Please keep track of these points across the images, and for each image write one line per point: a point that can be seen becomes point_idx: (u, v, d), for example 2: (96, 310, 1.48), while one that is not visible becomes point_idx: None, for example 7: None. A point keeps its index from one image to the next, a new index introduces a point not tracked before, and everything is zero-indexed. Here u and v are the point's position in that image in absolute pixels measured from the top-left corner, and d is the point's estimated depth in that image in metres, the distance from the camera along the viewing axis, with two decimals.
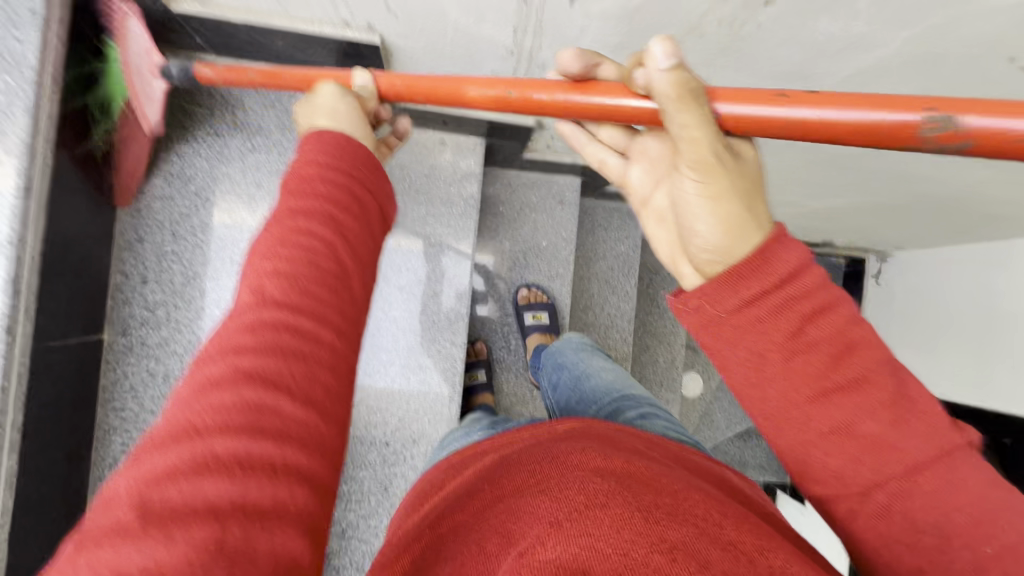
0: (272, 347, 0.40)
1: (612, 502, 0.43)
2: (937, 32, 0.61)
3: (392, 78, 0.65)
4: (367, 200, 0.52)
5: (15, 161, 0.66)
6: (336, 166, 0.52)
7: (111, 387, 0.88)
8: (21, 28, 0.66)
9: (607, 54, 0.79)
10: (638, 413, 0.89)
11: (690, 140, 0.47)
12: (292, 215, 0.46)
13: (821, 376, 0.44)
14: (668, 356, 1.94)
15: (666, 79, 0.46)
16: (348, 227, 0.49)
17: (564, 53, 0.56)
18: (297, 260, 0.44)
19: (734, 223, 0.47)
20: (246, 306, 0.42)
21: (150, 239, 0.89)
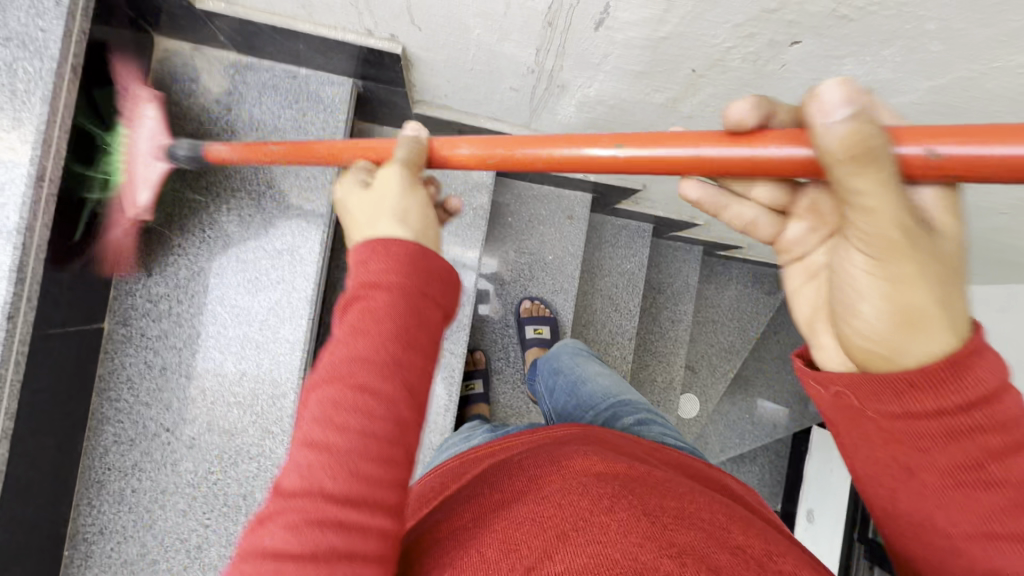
0: (320, 522, 0.38)
1: (614, 506, 0.44)
2: (960, 85, 0.60)
3: (453, 145, 0.57)
4: (439, 296, 0.47)
5: (30, 150, 0.66)
6: (398, 276, 0.45)
7: (108, 376, 0.88)
8: (45, 18, 0.67)
9: (627, 80, 0.79)
10: (635, 420, 0.88)
11: (871, 211, 0.34)
12: (357, 341, 0.42)
13: (995, 516, 0.38)
14: (666, 377, 1.93)
15: (833, 138, 0.33)
16: (414, 341, 0.44)
17: (732, 102, 0.43)
18: (359, 397, 0.41)
19: (919, 316, 0.35)
20: (315, 417, 0.41)
21: (158, 231, 0.89)
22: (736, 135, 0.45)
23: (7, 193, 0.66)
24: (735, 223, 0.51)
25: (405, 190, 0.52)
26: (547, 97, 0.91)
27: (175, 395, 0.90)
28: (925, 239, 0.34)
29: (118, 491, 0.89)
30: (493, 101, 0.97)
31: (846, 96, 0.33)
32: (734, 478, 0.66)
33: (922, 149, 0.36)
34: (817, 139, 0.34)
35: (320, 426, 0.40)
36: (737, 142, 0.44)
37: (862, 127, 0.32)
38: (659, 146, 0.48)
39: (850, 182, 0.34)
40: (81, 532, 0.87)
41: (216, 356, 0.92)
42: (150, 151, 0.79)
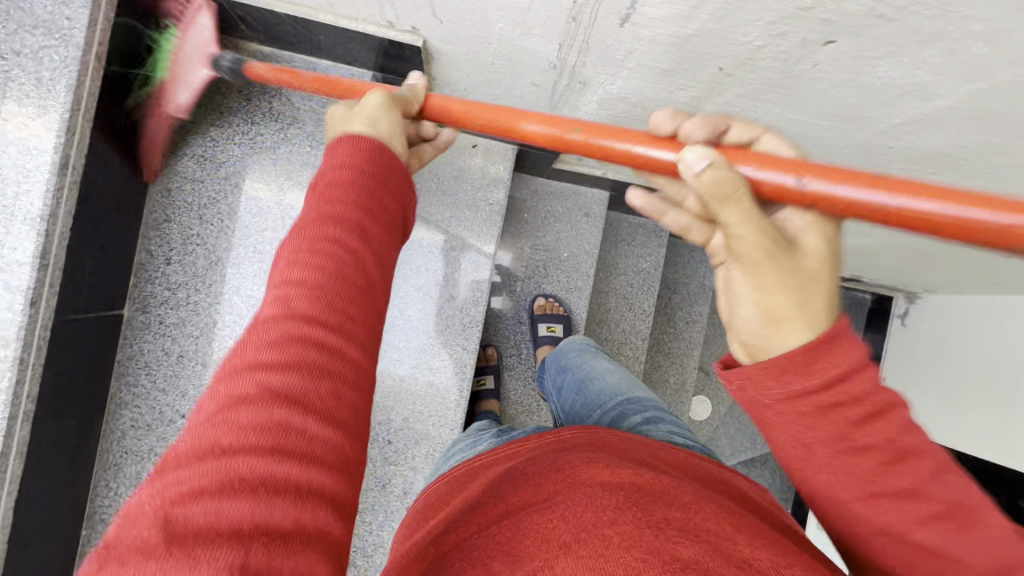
0: (269, 417, 0.36)
1: (620, 517, 0.43)
2: (1005, 89, 0.57)
3: (447, 101, 0.62)
4: (387, 224, 0.49)
5: (55, 138, 0.67)
6: (347, 198, 0.47)
7: (127, 362, 0.89)
8: (71, 6, 0.67)
9: (651, 78, 0.77)
10: (642, 419, 0.87)
11: (739, 236, 0.45)
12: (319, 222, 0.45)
13: (873, 474, 0.42)
14: (679, 378, 1.91)
15: (702, 179, 0.46)
16: (374, 228, 0.47)
17: (658, 112, 0.55)
18: (319, 259, 0.43)
19: (777, 314, 0.44)
20: (267, 316, 0.41)
21: (177, 221, 0.90)
22: (663, 140, 0.54)
23: (32, 180, 0.67)
24: (675, 226, 0.59)
25: (383, 108, 0.56)
26: (568, 93, 0.90)
27: (191, 383, 0.92)
28: (786, 260, 0.44)
29: (134, 474, 0.90)
30: (512, 96, 0.95)
31: (705, 155, 0.47)
32: (748, 480, 0.64)
33: (771, 176, 0.48)
34: (695, 181, 0.47)
35: (266, 324, 0.40)
36: (659, 145, 0.54)
37: (719, 171, 0.45)
38: (614, 139, 0.55)
39: (727, 217, 0.45)
40: (98, 513, 0.89)
41: (232, 347, 0.93)
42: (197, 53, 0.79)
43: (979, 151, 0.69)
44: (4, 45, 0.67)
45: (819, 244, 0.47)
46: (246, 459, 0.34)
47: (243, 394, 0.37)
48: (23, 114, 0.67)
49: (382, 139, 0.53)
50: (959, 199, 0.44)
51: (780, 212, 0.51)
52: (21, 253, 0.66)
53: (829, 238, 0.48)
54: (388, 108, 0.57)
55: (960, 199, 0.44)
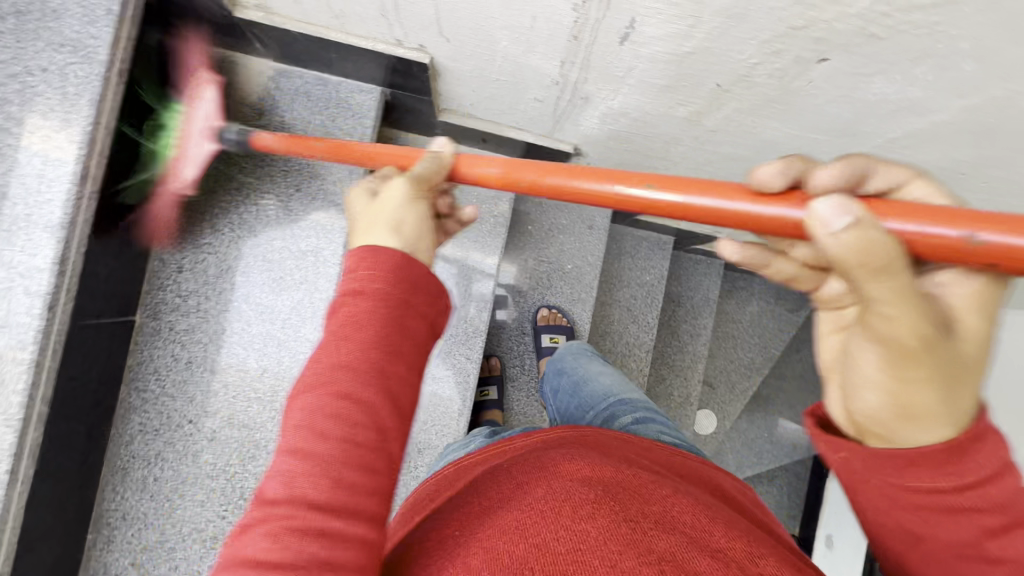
0: (335, 435, 0.43)
1: (598, 513, 0.44)
2: (995, 104, 0.58)
3: (476, 165, 0.57)
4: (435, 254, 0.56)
5: (76, 149, 0.70)
6: (408, 235, 0.53)
7: (137, 367, 0.91)
8: (97, 25, 0.70)
9: (651, 93, 0.79)
10: (632, 419, 0.88)
11: (890, 320, 0.37)
12: (361, 295, 0.48)
13: (973, 542, 0.41)
14: (683, 392, 1.91)
15: (841, 242, 0.36)
16: (412, 297, 0.50)
17: (762, 165, 0.44)
18: (367, 341, 0.46)
19: (915, 413, 0.40)
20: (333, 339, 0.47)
21: (189, 229, 0.92)
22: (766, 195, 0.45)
23: (53, 190, 0.69)
24: (784, 275, 0.48)
25: (408, 202, 0.55)
26: (571, 108, 0.92)
27: (199, 388, 0.93)
28: (937, 353, 0.37)
29: (141, 478, 0.91)
30: (517, 111, 0.98)
31: (847, 208, 0.36)
32: (731, 477, 0.65)
33: (916, 228, 0.38)
34: (827, 245, 0.37)
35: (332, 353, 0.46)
36: (774, 203, 0.44)
37: (864, 233, 0.35)
38: (695, 193, 0.47)
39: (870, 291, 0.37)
40: (104, 516, 0.90)
41: (239, 352, 0.95)
42: (201, 129, 0.77)
43: (975, 165, 0.70)
44: (30, 62, 0.70)
45: (980, 323, 0.39)
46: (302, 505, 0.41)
47: (318, 400, 0.44)
48: (48, 127, 0.70)
49: (408, 251, 0.53)
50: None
51: (934, 271, 0.41)
52: (41, 259, 0.69)
53: (988, 308, 0.40)
54: (413, 205, 0.55)
55: None
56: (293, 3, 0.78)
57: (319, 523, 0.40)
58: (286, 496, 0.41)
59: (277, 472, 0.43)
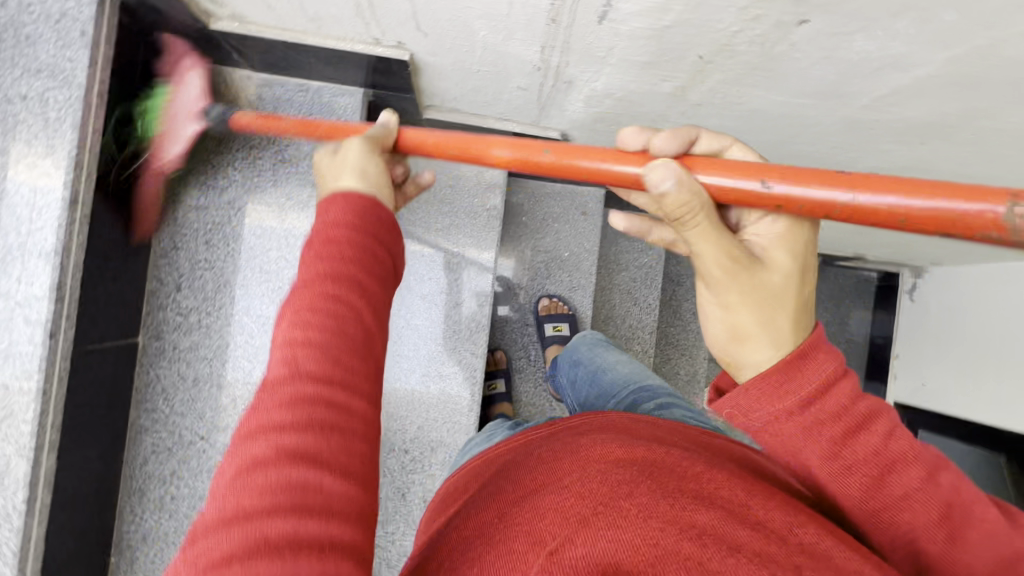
0: (306, 399, 0.42)
1: (635, 491, 0.44)
2: (981, 53, 0.58)
3: (415, 135, 0.67)
4: (386, 232, 0.55)
5: (63, 174, 0.69)
6: (352, 218, 0.53)
7: (144, 389, 0.91)
8: (72, 48, 0.70)
9: (634, 71, 0.79)
10: (656, 404, 0.87)
11: (701, 257, 0.48)
12: (317, 280, 0.48)
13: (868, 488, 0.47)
14: (690, 369, 1.91)
15: (669, 198, 0.49)
16: (369, 280, 0.50)
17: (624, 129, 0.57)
18: (323, 320, 0.45)
19: (743, 331, 0.48)
20: (290, 325, 0.45)
21: (184, 247, 0.92)
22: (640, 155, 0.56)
23: (46, 215, 0.69)
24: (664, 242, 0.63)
25: (366, 154, 0.61)
26: (554, 94, 0.92)
27: (208, 404, 0.93)
28: (747, 275, 0.47)
29: (158, 498, 0.92)
30: (501, 101, 0.98)
31: (669, 172, 0.49)
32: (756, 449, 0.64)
33: (732, 182, 0.50)
34: (661, 200, 0.50)
35: (294, 331, 0.45)
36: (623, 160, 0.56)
37: (684, 191, 0.48)
38: (580, 155, 0.57)
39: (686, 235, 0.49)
40: (125, 539, 0.91)
41: (245, 365, 0.94)
42: (187, 111, 0.84)
43: (963, 116, 0.73)
44: (10, 90, 0.70)
45: (784, 258, 0.49)
46: (271, 520, 0.36)
47: (284, 382, 0.43)
48: (33, 154, 0.69)
49: (373, 193, 0.57)
50: (964, 194, 0.43)
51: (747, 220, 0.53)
52: (38, 287, 0.69)
53: (792, 245, 0.50)
54: (372, 155, 0.61)
55: (967, 192, 0.43)
56: (265, 8, 0.77)
57: (291, 520, 0.37)
58: (246, 504, 0.37)
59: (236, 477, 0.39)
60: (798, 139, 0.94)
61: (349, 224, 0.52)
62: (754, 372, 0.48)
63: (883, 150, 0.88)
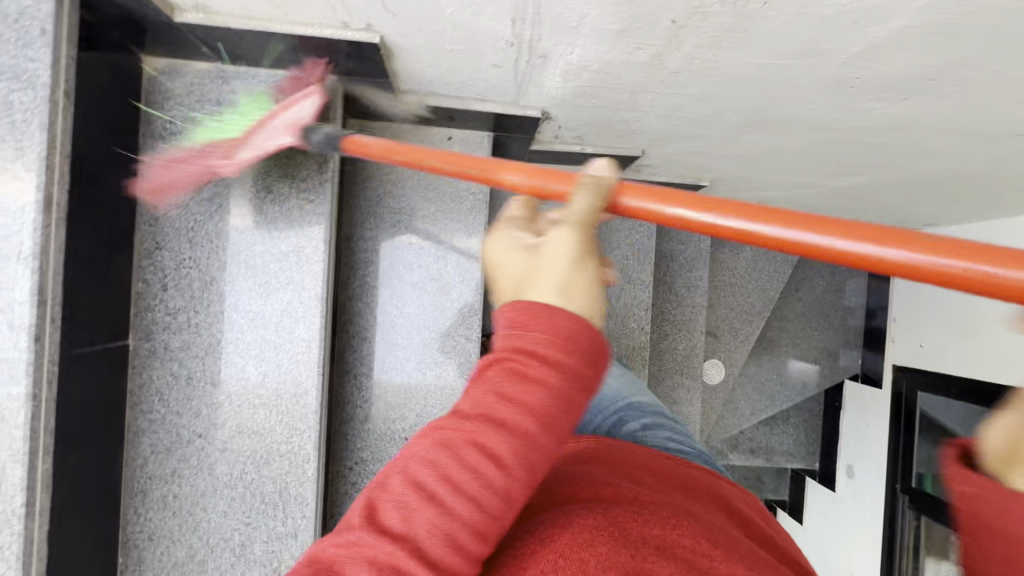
0: (408, 553, 0.40)
1: (598, 539, 0.44)
2: None
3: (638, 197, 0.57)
4: (589, 350, 0.44)
5: (35, 176, 0.69)
6: (565, 339, 0.43)
7: (138, 390, 0.91)
8: (34, 47, 0.69)
9: (608, 41, 0.78)
10: (640, 425, 0.88)
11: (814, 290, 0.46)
12: (486, 416, 0.41)
13: None
14: (688, 345, 1.93)
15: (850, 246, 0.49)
16: (536, 437, 0.41)
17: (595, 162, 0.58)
18: (466, 468, 0.41)
19: (570, 289, 0.45)
20: (436, 452, 0.42)
21: (168, 246, 0.92)
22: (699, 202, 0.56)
23: (21, 220, 0.69)
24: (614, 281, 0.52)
25: (575, 260, 0.47)
26: (531, 70, 0.91)
27: (203, 402, 0.93)
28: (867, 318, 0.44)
29: (161, 498, 0.93)
30: (479, 81, 0.96)
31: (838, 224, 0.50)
32: (733, 488, 0.66)
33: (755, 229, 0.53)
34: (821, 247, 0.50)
35: (439, 463, 0.41)
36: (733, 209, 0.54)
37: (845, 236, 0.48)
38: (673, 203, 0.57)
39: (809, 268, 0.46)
40: (131, 539, 0.92)
41: (238, 362, 0.94)
42: (282, 125, 0.89)
43: (945, 70, 0.77)
44: None
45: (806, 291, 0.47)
46: None
47: (410, 515, 0.41)
48: (3, 158, 0.69)
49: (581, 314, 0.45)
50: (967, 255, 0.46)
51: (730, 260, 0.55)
52: (19, 291, 0.68)
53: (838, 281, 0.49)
54: (581, 262, 0.47)
55: (973, 254, 0.46)
56: None
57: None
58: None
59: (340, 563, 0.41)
60: (779, 103, 0.94)
61: (536, 377, 0.42)
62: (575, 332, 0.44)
63: (862, 110, 0.93)
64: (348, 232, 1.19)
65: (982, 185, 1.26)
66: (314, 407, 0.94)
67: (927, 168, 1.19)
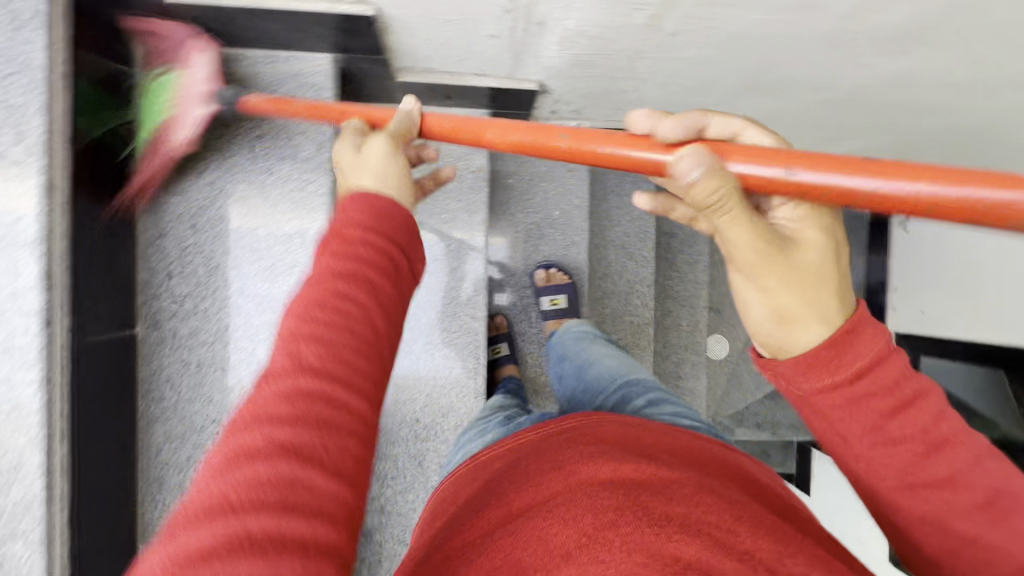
0: (307, 393, 0.42)
1: (621, 520, 0.44)
2: None
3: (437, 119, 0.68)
4: (401, 231, 0.55)
5: (37, 161, 0.68)
6: (370, 219, 0.53)
7: (150, 378, 0.92)
8: (27, 30, 0.68)
9: (605, 3, 0.78)
10: (646, 401, 0.85)
11: (735, 246, 0.48)
12: (331, 277, 0.48)
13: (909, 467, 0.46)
14: (691, 320, 1.96)
15: (698, 185, 0.48)
16: (381, 285, 0.50)
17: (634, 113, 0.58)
18: (331, 315, 0.46)
19: (789, 313, 0.47)
20: (298, 317, 0.46)
21: (171, 233, 0.91)
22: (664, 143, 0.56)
23: (25, 205, 0.68)
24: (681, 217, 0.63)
25: (386, 156, 0.60)
26: (527, 39, 0.90)
27: (215, 388, 0.94)
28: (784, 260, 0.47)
29: (178, 484, 0.93)
30: (474, 54, 0.95)
31: (697, 161, 0.49)
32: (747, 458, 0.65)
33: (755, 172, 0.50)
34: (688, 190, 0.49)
35: (304, 323, 0.45)
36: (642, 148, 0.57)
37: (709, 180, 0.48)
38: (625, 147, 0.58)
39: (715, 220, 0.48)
40: (150, 527, 0.92)
41: (247, 347, 0.94)
42: (194, 96, 0.84)
43: (942, 17, 0.76)
44: None
45: (816, 236, 0.50)
46: (257, 517, 0.36)
47: (286, 372, 0.43)
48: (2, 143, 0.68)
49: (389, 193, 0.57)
50: (937, 178, 0.45)
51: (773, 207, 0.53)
52: (27, 277, 0.68)
53: (819, 217, 0.51)
54: (393, 155, 0.61)
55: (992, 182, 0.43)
56: None
57: (269, 519, 0.36)
58: (231, 494, 0.37)
59: (226, 463, 0.39)
60: (777, 63, 0.94)
61: (346, 245, 0.50)
62: (810, 348, 0.47)
63: (864, 66, 0.92)
64: None
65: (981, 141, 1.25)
66: None
67: (926, 126, 1.19)
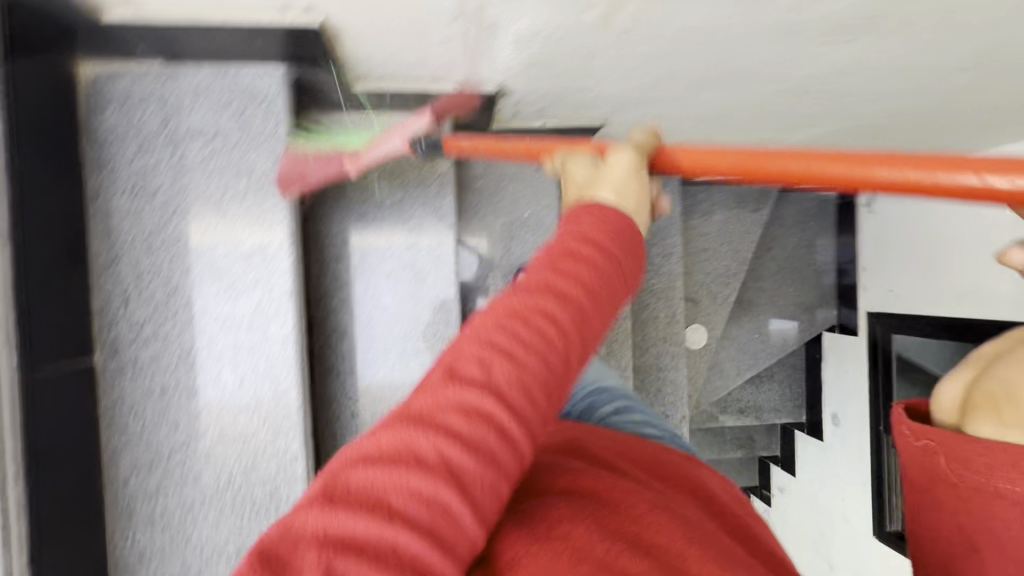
0: (470, 411, 0.35)
1: (573, 530, 0.39)
2: None
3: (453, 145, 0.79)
4: (621, 244, 0.45)
5: None
6: (609, 237, 0.45)
7: (112, 407, 0.89)
8: None
9: (554, 5, 0.77)
10: (613, 409, 0.81)
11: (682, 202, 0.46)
12: (545, 289, 0.41)
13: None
14: (668, 311, 1.93)
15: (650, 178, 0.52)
16: (592, 309, 0.42)
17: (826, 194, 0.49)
18: (517, 332, 0.38)
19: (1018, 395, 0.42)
20: (492, 322, 0.39)
21: (125, 257, 0.89)
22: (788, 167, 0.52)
23: None
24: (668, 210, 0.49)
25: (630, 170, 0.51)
26: (482, 42, 0.90)
27: (181, 413, 0.91)
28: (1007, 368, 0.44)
29: (147, 515, 0.91)
30: (431, 59, 0.95)
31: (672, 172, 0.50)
32: (716, 480, 0.60)
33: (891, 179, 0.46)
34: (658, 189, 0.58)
35: (501, 332, 0.38)
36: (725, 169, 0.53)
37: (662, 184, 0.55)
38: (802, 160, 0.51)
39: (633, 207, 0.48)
40: (122, 561, 0.90)
41: (213, 368, 0.92)
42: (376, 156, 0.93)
43: (884, 8, 0.78)
44: None
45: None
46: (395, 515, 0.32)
47: (439, 397, 0.36)
48: None
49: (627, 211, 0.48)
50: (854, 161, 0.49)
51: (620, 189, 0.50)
52: None
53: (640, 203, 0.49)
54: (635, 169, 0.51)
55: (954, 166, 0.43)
56: None
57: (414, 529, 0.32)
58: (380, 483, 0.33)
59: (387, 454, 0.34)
60: (732, 57, 0.95)
61: (596, 251, 0.43)
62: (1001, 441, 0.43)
63: (814, 56, 0.94)
64: (312, 229, 1.17)
65: (931, 124, 1.29)
66: (297, 405, 0.93)
67: (884, 112, 1.22)
